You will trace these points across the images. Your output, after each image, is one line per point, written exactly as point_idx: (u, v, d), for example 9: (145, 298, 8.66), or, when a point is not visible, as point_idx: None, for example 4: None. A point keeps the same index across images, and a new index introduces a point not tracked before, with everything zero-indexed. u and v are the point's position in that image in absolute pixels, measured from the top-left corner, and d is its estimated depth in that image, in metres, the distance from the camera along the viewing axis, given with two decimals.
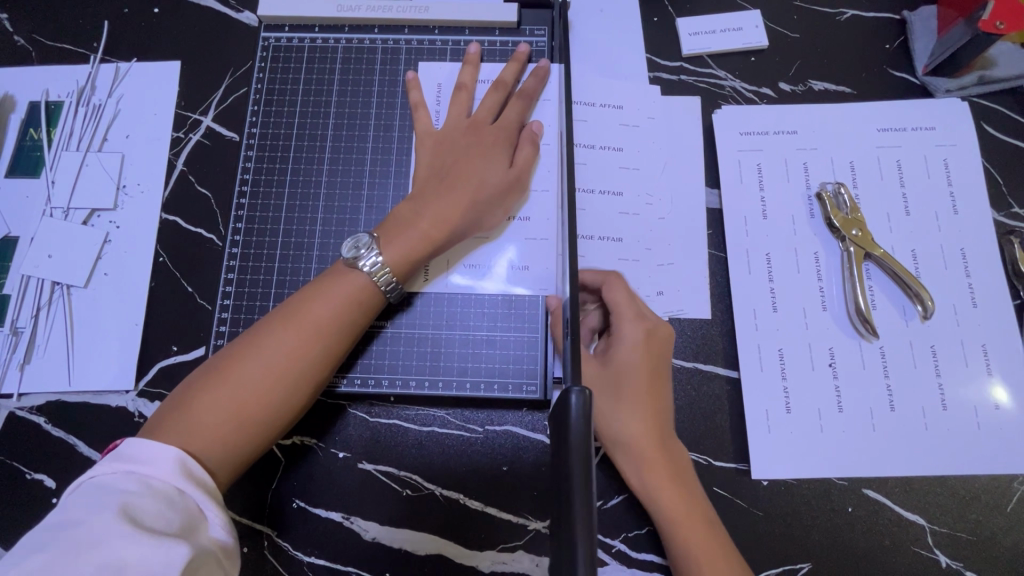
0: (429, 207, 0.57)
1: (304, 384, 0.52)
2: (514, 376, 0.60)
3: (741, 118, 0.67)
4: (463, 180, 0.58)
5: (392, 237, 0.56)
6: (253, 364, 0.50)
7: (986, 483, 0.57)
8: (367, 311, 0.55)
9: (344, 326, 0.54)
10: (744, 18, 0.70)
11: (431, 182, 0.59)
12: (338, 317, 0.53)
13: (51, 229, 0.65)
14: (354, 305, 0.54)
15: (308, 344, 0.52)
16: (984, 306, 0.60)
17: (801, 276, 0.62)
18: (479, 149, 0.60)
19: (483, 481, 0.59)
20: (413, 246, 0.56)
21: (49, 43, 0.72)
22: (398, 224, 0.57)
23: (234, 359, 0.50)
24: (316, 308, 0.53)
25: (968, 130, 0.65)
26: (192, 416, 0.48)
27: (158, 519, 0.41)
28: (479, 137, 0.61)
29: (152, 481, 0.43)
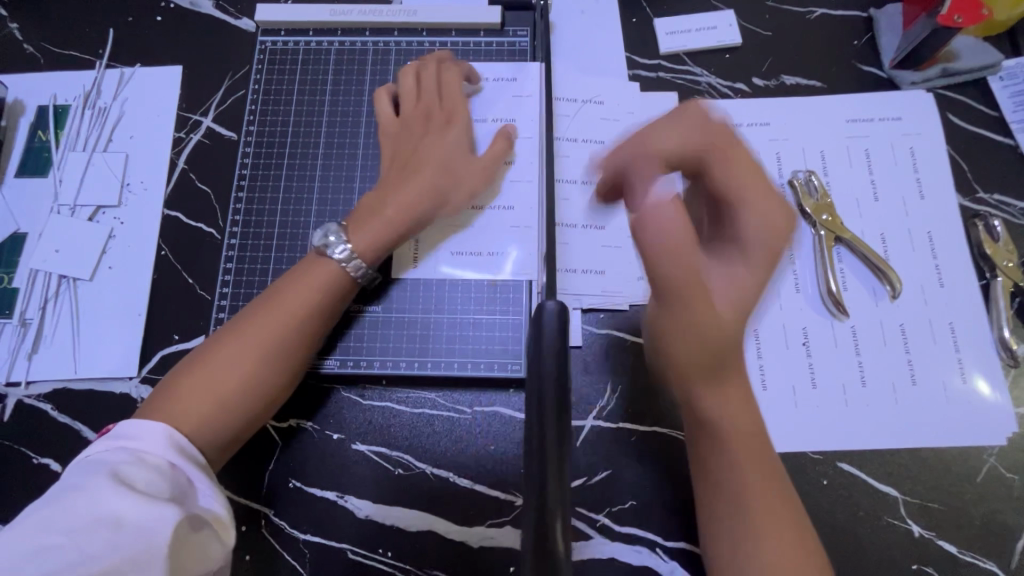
0: (389, 194, 0.60)
1: (281, 365, 0.54)
2: (500, 356, 0.63)
3: (716, 112, 0.70)
4: (423, 167, 0.61)
5: (359, 225, 0.59)
6: (231, 346, 0.52)
7: (957, 456, 0.59)
8: (340, 295, 0.58)
9: (319, 309, 0.56)
10: (718, 17, 0.73)
11: (395, 173, 0.62)
12: (312, 301, 0.56)
13: (58, 225, 0.68)
14: (327, 290, 0.57)
15: (283, 326, 0.54)
16: (951, 286, 0.63)
17: (775, 259, 0.65)
18: (434, 136, 0.63)
19: (472, 460, 0.61)
20: (380, 232, 0.59)
21: (57, 50, 0.75)
22: (364, 213, 0.59)
23: (217, 344, 0.53)
24: (293, 293, 0.55)
25: (933, 120, 0.68)
26: (179, 401, 0.50)
27: (149, 486, 0.43)
28: (428, 125, 0.64)
29: (143, 454, 0.45)
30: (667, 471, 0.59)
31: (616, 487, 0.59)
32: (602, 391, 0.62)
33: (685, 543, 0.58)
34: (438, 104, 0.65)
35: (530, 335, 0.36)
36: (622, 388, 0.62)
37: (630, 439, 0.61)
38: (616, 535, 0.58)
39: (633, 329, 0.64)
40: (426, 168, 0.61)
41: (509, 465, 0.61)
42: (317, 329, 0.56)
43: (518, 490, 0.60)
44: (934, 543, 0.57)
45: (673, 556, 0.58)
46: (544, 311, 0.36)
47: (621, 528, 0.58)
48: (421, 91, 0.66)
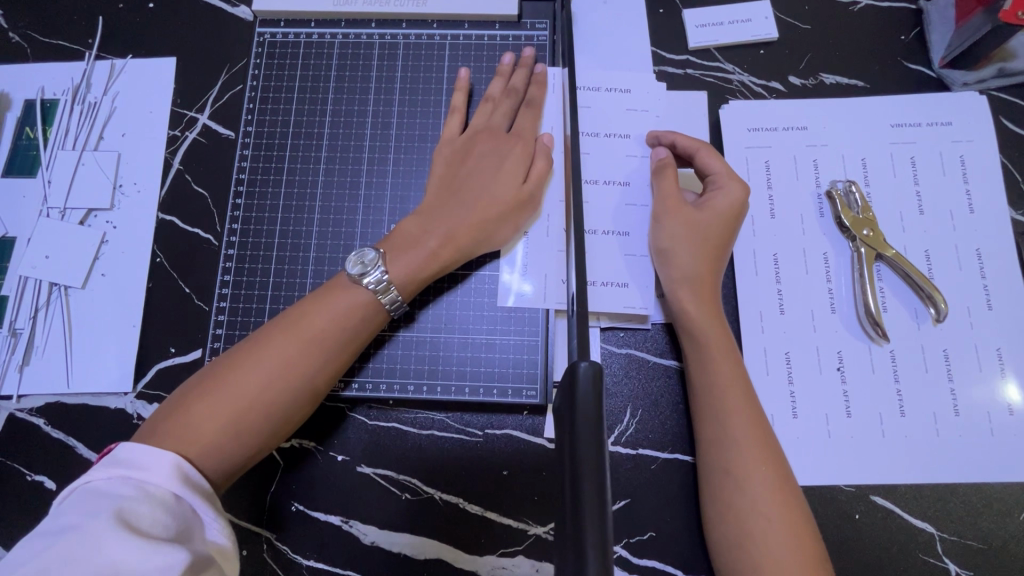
0: (438, 221, 0.56)
1: (304, 395, 0.51)
2: (514, 381, 0.59)
3: (750, 114, 0.65)
4: (475, 190, 0.57)
5: (398, 254, 0.55)
6: (255, 374, 0.49)
7: (998, 491, 0.56)
8: (367, 323, 0.54)
9: (342, 337, 0.52)
10: (753, 9, 0.67)
11: (444, 193, 0.58)
12: (342, 330, 0.52)
13: (48, 230, 0.65)
14: (358, 319, 0.53)
15: (311, 356, 0.51)
16: (999, 309, 0.58)
17: (810, 277, 0.60)
18: (496, 159, 0.59)
19: (483, 485, 0.58)
20: (421, 262, 0.55)
21: (44, 40, 0.71)
22: (405, 239, 0.55)
23: (233, 365, 0.49)
24: (317, 316, 0.52)
25: (987, 125, 0.63)
26: (189, 420, 0.47)
27: (155, 525, 0.40)
28: (496, 147, 0.59)
29: (147, 486, 0.42)
30: (689, 502, 0.56)
31: (634, 518, 0.56)
32: (621, 415, 0.58)
33: None
34: (509, 127, 0.61)
35: (563, 400, 0.34)
36: (642, 413, 0.59)
37: (650, 467, 0.57)
38: (634, 568, 0.55)
39: (656, 349, 0.60)
40: (475, 195, 0.57)
41: (522, 491, 0.58)
42: (344, 359, 0.53)
43: (532, 518, 0.57)
44: None
45: None
46: (577, 373, 0.34)
47: (639, 561, 0.56)
48: (495, 111, 0.61)
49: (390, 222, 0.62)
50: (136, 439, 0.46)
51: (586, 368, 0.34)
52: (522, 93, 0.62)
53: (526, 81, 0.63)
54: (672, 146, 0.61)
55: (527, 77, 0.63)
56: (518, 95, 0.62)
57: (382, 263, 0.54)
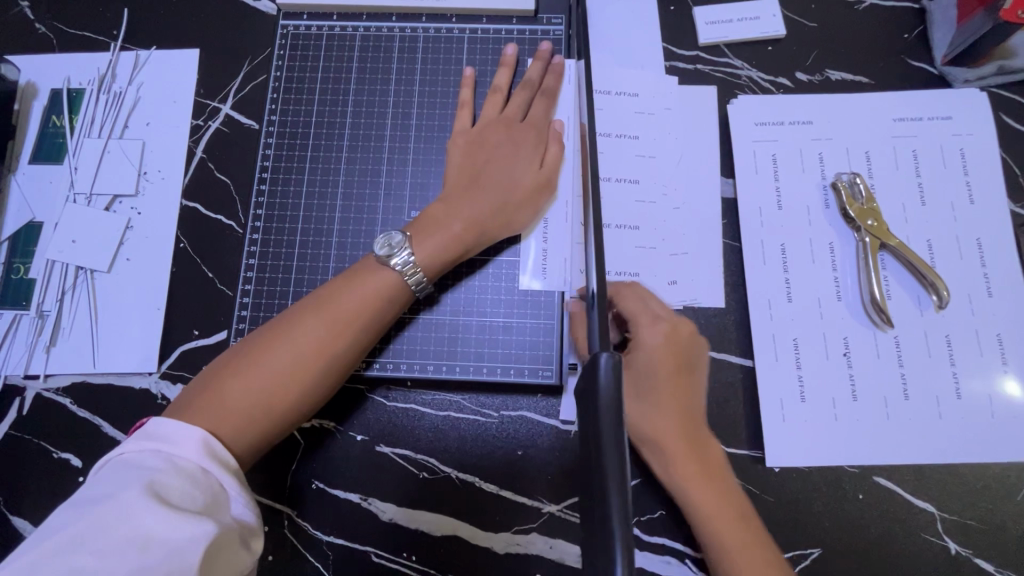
0: (463, 206, 0.58)
1: (328, 373, 0.53)
2: (530, 362, 0.61)
3: (758, 108, 0.67)
4: (495, 178, 0.59)
5: (426, 238, 0.57)
6: (283, 352, 0.51)
7: (996, 472, 0.58)
8: (393, 307, 0.56)
9: (369, 319, 0.54)
10: (763, 6, 0.69)
11: (465, 180, 0.60)
12: (369, 311, 0.54)
13: (74, 215, 0.66)
14: (384, 302, 0.55)
15: (337, 336, 0.53)
16: (999, 296, 0.60)
17: (816, 266, 0.62)
18: (513, 148, 0.61)
19: (498, 465, 0.60)
20: (447, 245, 0.57)
21: (70, 31, 0.72)
22: (431, 222, 0.57)
23: (265, 345, 0.51)
24: (345, 300, 0.53)
25: (986, 120, 0.65)
26: (223, 398, 0.48)
27: (183, 497, 0.42)
28: (512, 136, 0.61)
29: (176, 460, 0.44)
30: None
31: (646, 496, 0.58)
32: None
33: None
34: (522, 116, 0.63)
35: (586, 384, 0.35)
36: None
37: None
38: (644, 544, 0.58)
39: None
40: (497, 182, 0.59)
41: (537, 471, 0.59)
42: (369, 338, 0.55)
43: (545, 497, 0.59)
44: (970, 561, 0.56)
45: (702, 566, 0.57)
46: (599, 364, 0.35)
47: (650, 537, 0.58)
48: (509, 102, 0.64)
49: (410, 210, 0.64)
50: (166, 415, 0.48)
51: (606, 362, 0.35)
52: (537, 85, 0.64)
53: (541, 73, 0.65)
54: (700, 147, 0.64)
55: (542, 70, 0.65)
56: (534, 88, 0.64)
57: (408, 246, 0.56)
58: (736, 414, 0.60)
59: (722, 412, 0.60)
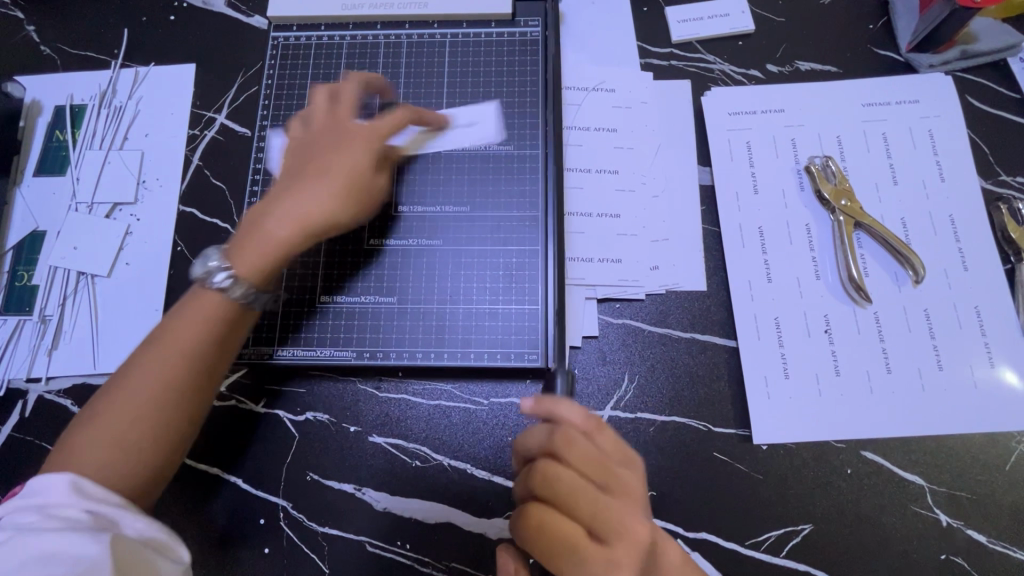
0: (261, 215, 0.53)
1: (186, 408, 0.47)
2: (516, 346, 0.62)
3: (730, 99, 0.69)
4: (316, 178, 0.54)
5: (242, 250, 0.51)
6: (137, 389, 0.46)
7: (983, 442, 0.58)
8: (226, 330, 0.50)
9: (201, 345, 0.49)
10: (731, 4, 0.73)
11: (292, 183, 0.55)
12: (197, 338, 0.49)
13: (76, 223, 0.69)
14: (212, 325, 0.50)
15: (190, 364, 0.48)
16: (974, 270, 0.62)
17: (793, 247, 0.64)
18: (339, 148, 0.56)
19: (489, 451, 0.61)
20: (262, 253, 0.51)
21: (74, 52, 0.76)
22: (250, 234, 0.52)
23: (119, 384, 0.47)
24: (172, 331, 0.48)
25: (952, 102, 0.67)
26: (81, 451, 0.44)
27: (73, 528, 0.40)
28: (335, 137, 0.57)
29: (50, 509, 0.41)
30: (687, 462, 0.59)
31: None
32: (619, 381, 0.62)
33: (707, 534, 0.57)
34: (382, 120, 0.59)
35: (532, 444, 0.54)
36: (639, 378, 0.62)
37: (649, 430, 0.60)
38: None
39: (649, 318, 0.63)
40: (307, 184, 0.54)
41: None
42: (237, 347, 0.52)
43: None
44: (963, 533, 0.56)
45: (696, 547, 0.57)
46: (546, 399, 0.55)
47: None
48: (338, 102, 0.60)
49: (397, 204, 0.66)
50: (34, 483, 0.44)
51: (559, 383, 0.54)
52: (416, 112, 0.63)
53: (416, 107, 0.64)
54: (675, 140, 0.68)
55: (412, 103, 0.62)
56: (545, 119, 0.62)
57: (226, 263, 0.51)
58: (723, 394, 0.61)
59: (708, 392, 0.61)
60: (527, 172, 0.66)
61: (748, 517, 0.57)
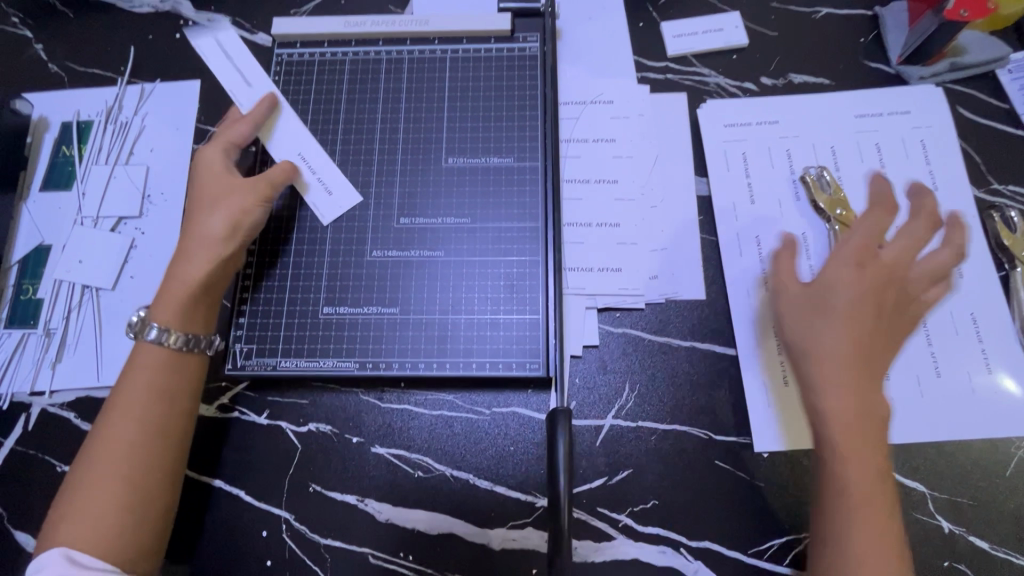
0: (179, 270, 0.58)
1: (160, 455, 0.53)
2: (518, 356, 0.62)
3: (726, 111, 0.70)
4: (199, 233, 0.60)
5: (163, 304, 0.57)
6: (115, 453, 0.52)
7: (982, 448, 0.58)
8: (173, 383, 0.56)
9: (155, 400, 0.54)
10: (725, 19, 0.74)
11: (187, 240, 0.60)
12: (150, 394, 0.54)
13: (81, 237, 0.70)
14: (156, 378, 0.55)
15: (152, 420, 0.54)
16: (969, 277, 0.62)
17: (790, 256, 0.65)
18: (220, 202, 0.61)
19: (491, 462, 0.61)
20: (185, 307, 0.57)
21: (81, 69, 0.78)
22: (170, 290, 0.58)
23: (98, 445, 0.52)
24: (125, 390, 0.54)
25: (943, 112, 0.68)
26: (79, 511, 0.50)
27: None
28: (228, 188, 0.62)
29: None
30: (689, 470, 0.59)
31: (640, 487, 0.59)
32: (620, 390, 0.62)
33: (710, 543, 0.57)
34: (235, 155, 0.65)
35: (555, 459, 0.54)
36: (640, 387, 0.62)
37: (651, 438, 0.60)
38: (639, 535, 0.58)
39: (649, 327, 0.64)
40: (210, 235, 0.59)
41: (530, 466, 0.61)
42: (190, 392, 0.57)
43: (540, 491, 0.60)
44: (965, 539, 0.56)
45: (699, 556, 0.57)
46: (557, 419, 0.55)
47: (646, 528, 0.58)
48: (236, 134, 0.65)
49: (399, 216, 0.67)
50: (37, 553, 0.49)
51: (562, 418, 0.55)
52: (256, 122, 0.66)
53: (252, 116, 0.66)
54: (669, 152, 0.69)
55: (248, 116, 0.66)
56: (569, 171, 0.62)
57: (147, 323, 0.56)
58: (723, 402, 0.61)
59: (709, 401, 0.61)
60: (527, 184, 0.67)
61: (750, 525, 0.57)
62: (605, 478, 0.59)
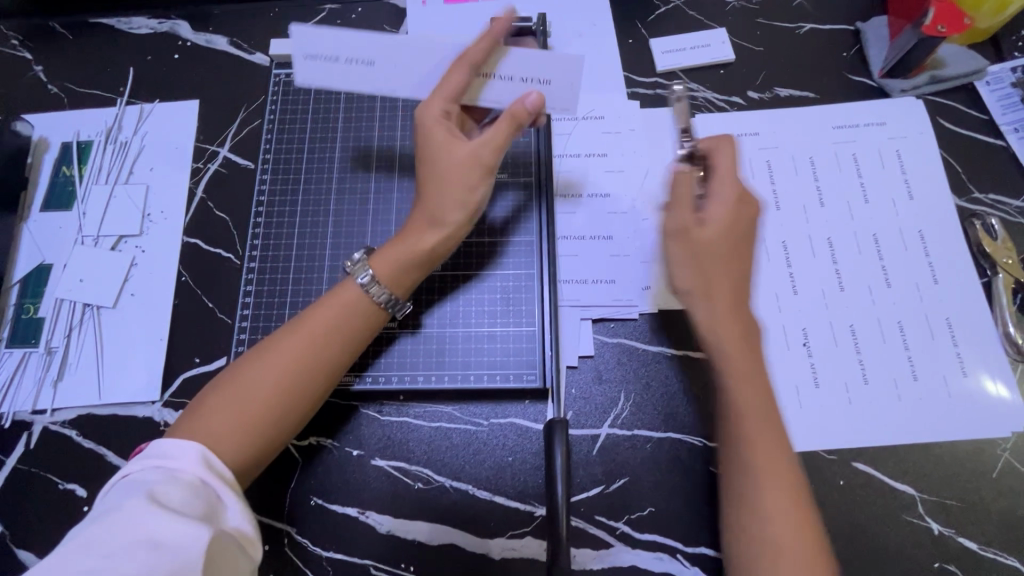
0: (410, 239, 0.59)
1: (303, 383, 0.53)
2: (515, 367, 0.64)
3: (713, 125, 0.72)
4: (438, 188, 0.58)
5: (382, 264, 0.58)
6: (256, 374, 0.51)
7: (970, 451, 0.60)
8: (358, 320, 0.56)
9: (337, 332, 0.55)
10: (712, 36, 0.76)
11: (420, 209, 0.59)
12: (333, 326, 0.55)
13: (82, 255, 0.71)
14: (347, 316, 0.56)
15: (307, 350, 0.53)
16: (944, 283, 0.64)
17: (771, 264, 0.66)
18: (446, 154, 0.57)
19: (488, 472, 0.62)
20: (405, 271, 0.58)
21: (81, 90, 0.79)
22: (388, 258, 0.58)
23: (245, 363, 0.53)
24: (318, 315, 0.55)
25: (924, 124, 0.70)
26: (207, 419, 0.49)
27: (180, 506, 0.42)
28: (449, 132, 0.58)
29: (176, 474, 0.44)
30: (684, 477, 0.60)
31: (636, 495, 0.60)
32: (616, 400, 0.63)
33: (706, 548, 0.58)
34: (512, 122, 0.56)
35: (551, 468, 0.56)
36: (636, 396, 0.63)
37: (647, 446, 0.61)
38: (636, 542, 0.59)
39: (643, 337, 0.65)
40: (454, 188, 0.58)
41: (527, 475, 0.62)
42: (354, 333, 0.56)
43: (537, 500, 0.61)
44: (954, 541, 0.57)
45: (695, 562, 0.58)
46: (554, 429, 0.56)
47: (642, 535, 0.59)
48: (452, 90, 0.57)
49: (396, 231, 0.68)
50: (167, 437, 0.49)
51: (559, 430, 0.56)
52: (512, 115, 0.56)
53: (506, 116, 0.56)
54: (660, 165, 0.70)
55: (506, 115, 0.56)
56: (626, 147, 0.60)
57: (364, 266, 0.57)
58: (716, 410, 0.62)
59: (703, 409, 0.62)
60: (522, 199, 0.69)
61: None
62: (602, 486, 0.60)
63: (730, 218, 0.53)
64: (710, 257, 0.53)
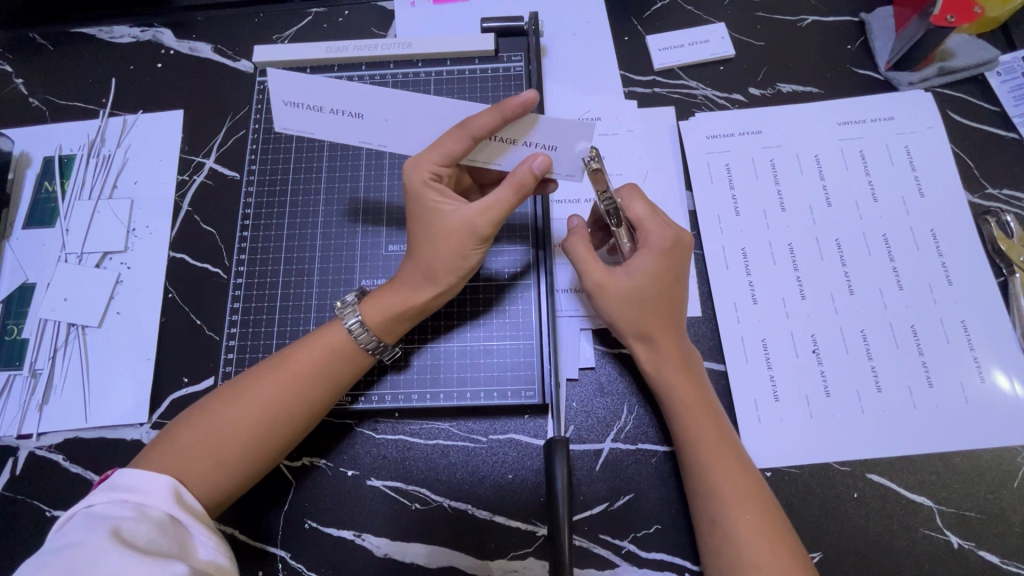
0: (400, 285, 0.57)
1: (283, 422, 0.53)
2: (513, 383, 0.61)
3: (714, 123, 0.70)
4: (426, 236, 0.56)
5: (373, 306, 0.57)
6: (232, 413, 0.51)
7: (989, 460, 0.57)
8: (343, 360, 0.56)
9: (321, 370, 0.55)
10: (710, 31, 0.74)
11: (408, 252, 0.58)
12: (317, 365, 0.55)
13: (66, 274, 0.69)
14: (330, 354, 0.55)
15: (286, 392, 0.53)
16: (959, 284, 0.62)
17: (777, 268, 0.64)
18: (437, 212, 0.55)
19: (488, 491, 0.60)
20: (391, 319, 0.57)
21: (62, 103, 0.77)
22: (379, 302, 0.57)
23: (221, 398, 0.52)
24: (299, 354, 0.55)
25: (934, 118, 0.68)
26: (177, 449, 0.50)
27: (149, 543, 0.42)
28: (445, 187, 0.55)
29: (146, 509, 0.45)
30: None
31: (641, 512, 0.58)
32: (619, 413, 0.61)
33: None
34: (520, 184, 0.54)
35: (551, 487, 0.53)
36: (639, 409, 0.61)
37: (652, 461, 0.59)
38: (643, 562, 0.56)
39: None
40: (442, 240, 0.55)
41: (529, 493, 0.59)
42: (338, 372, 0.56)
43: (539, 519, 0.59)
44: (975, 554, 0.55)
45: None
46: (555, 446, 0.54)
47: (649, 554, 0.57)
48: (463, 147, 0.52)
49: (388, 243, 0.66)
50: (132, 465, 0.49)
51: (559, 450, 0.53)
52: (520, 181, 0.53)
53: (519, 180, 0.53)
54: (660, 168, 0.68)
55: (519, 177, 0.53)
56: (614, 204, 0.57)
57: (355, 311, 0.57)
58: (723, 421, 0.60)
59: None
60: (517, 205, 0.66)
61: None
62: (606, 503, 0.58)
63: (651, 271, 0.56)
64: (638, 300, 0.56)
